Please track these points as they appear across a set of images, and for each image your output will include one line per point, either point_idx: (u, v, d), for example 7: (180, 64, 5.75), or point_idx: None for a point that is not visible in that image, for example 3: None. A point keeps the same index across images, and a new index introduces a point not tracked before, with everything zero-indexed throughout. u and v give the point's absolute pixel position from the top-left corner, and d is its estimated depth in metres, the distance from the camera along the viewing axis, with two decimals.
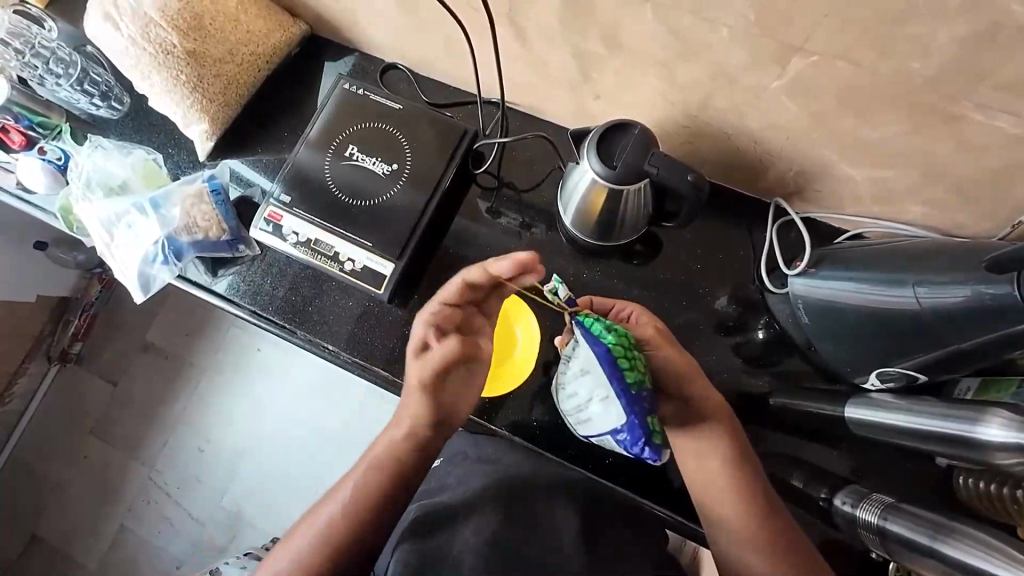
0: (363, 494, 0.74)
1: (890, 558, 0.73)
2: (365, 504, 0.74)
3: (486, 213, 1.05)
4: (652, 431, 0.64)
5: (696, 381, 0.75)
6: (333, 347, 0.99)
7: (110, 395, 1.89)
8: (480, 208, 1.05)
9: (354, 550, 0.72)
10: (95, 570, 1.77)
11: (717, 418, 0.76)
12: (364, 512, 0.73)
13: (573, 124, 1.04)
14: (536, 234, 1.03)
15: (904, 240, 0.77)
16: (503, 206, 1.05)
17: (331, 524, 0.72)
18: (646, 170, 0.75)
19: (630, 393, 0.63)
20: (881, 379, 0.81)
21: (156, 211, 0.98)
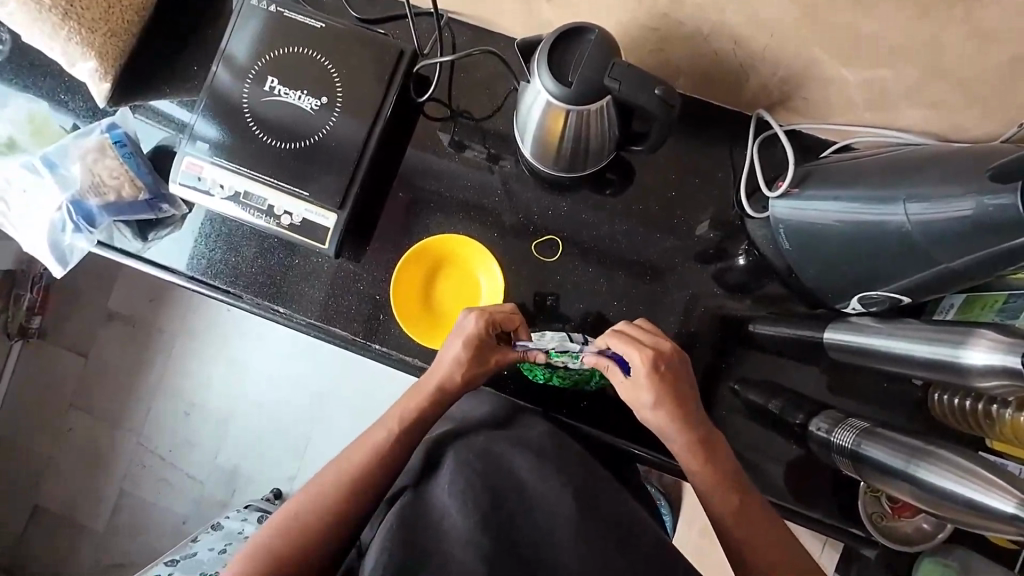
0: (277, 543, 0.67)
1: (863, 481, 0.72)
2: (261, 555, 0.66)
3: (453, 147, 0.93)
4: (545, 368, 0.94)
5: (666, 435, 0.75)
6: (285, 310, 0.91)
7: (82, 368, 1.82)
8: (443, 142, 0.93)
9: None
10: (104, 533, 1.81)
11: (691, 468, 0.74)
12: (256, 564, 0.66)
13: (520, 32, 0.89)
14: (506, 166, 0.92)
15: (900, 149, 0.69)
16: (468, 135, 0.93)
17: (333, 483, 0.71)
18: (605, 86, 0.63)
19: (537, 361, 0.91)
20: (863, 304, 0.77)
21: (53, 171, 0.85)
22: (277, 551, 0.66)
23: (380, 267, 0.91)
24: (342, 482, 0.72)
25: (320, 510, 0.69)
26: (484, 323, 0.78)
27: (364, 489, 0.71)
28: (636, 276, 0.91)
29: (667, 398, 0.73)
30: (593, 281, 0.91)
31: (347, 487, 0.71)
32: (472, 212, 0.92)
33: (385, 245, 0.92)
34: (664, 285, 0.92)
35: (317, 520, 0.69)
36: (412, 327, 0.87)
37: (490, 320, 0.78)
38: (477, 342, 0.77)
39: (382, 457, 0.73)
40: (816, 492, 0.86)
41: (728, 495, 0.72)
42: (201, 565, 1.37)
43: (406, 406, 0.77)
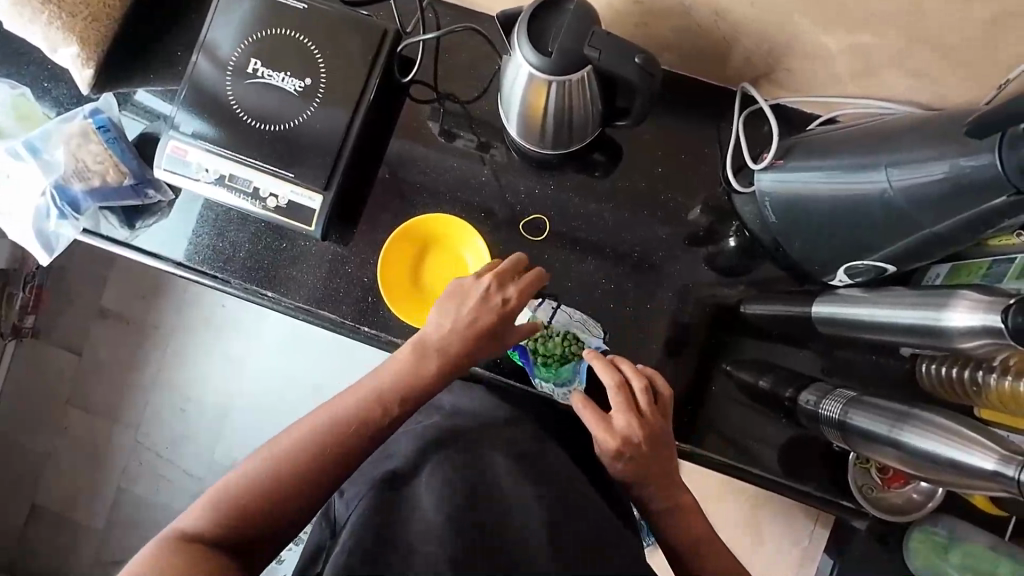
0: (259, 478, 0.63)
1: (851, 450, 0.72)
2: (233, 502, 0.61)
3: (444, 136, 0.93)
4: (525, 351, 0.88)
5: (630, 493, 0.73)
6: (273, 294, 0.91)
7: (77, 366, 1.82)
8: (433, 131, 0.93)
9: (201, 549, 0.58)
10: (102, 530, 1.81)
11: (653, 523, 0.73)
12: (229, 511, 0.61)
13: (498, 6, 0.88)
14: (497, 155, 0.92)
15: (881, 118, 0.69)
16: (457, 125, 0.93)
17: (326, 426, 0.66)
18: (586, 55, 0.62)
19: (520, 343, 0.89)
20: (849, 275, 0.77)
21: (36, 156, 0.84)
22: (249, 503, 0.61)
23: (369, 249, 0.91)
24: (336, 428, 0.67)
25: (303, 457, 0.64)
26: (522, 294, 0.77)
27: (356, 443, 0.67)
28: (623, 255, 0.91)
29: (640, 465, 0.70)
30: (581, 260, 0.91)
31: (338, 434, 0.66)
32: (458, 194, 0.92)
33: (373, 228, 0.91)
34: (652, 264, 0.92)
35: (305, 464, 0.64)
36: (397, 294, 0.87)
37: (527, 290, 0.77)
38: (503, 307, 0.75)
39: (379, 413, 0.68)
40: (808, 466, 0.85)
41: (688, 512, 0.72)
42: None
43: (400, 362, 0.72)
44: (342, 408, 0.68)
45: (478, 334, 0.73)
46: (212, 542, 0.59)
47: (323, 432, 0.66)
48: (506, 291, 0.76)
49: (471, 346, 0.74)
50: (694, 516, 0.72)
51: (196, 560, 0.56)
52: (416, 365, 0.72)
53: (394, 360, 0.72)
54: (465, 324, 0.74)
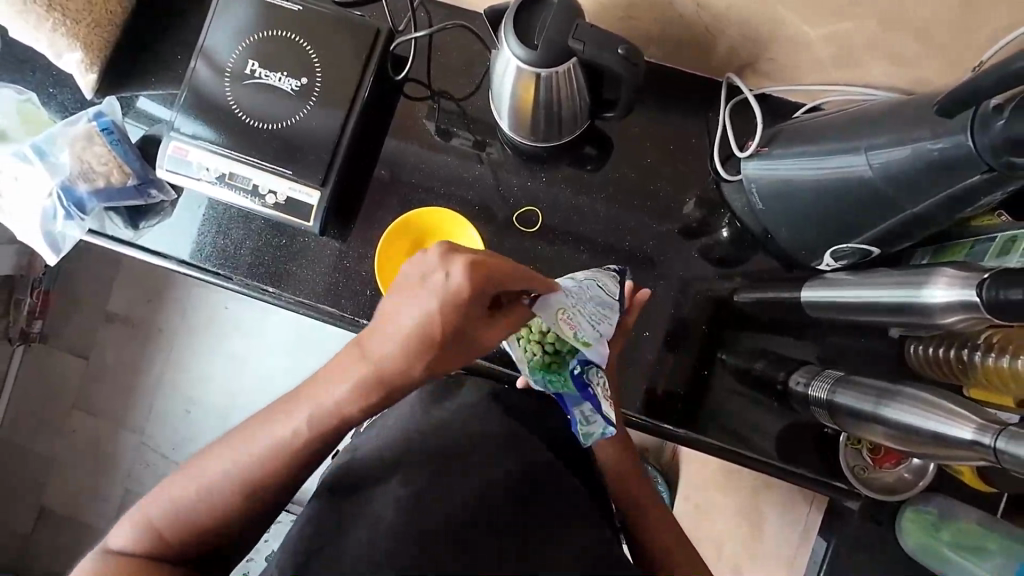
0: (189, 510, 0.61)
1: (840, 430, 0.73)
2: (169, 525, 0.61)
3: (437, 135, 0.95)
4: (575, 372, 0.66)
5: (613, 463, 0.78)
6: (274, 289, 0.93)
7: (84, 370, 1.85)
8: (428, 129, 0.95)
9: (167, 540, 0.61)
10: (110, 532, 1.83)
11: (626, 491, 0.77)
12: (164, 532, 0.61)
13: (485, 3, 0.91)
14: (492, 153, 0.94)
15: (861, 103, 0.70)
16: (450, 122, 0.95)
17: (248, 460, 0.61)
18: (571, 48, 0.64)
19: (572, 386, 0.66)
20: (835, 258, 0.79)
21: (43, 159, 0.86)
22: (181, 525, 0.61)
23: (366, 244, 0.93)
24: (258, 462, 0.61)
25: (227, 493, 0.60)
26: (474, 278, 0.51)
27: (285, 472, 0.62)
28: (615, 245, 0.93)
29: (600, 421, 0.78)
30: (575, 250, 0.93)
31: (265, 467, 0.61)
32: (452, 189, 0.94)
33: (370, 223, 0.94)
34: (644, 254, 0.93)
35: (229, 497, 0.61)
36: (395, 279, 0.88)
37: (480, 278, 0.52)
38: (455, 308, 0.52)
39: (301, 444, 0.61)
40: (800, 449, 0.87)
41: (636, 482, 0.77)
42: None
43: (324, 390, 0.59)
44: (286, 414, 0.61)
45: (423, 346, 0.55)
46: (169, 539, 0.61)
47: (245, 465, 0.61)
48: (450, 276, 0.51)
49: (413, 362, 0.56)
50: (639, 485, 0.76)
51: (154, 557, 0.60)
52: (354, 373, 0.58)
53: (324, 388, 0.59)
54: (413, 340, 0.55)
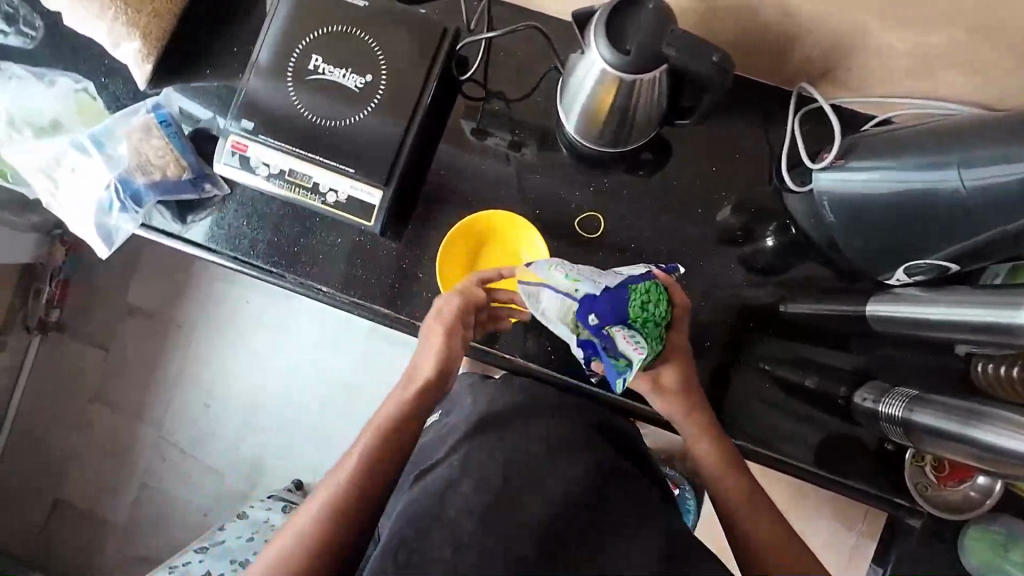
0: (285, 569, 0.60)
1: (914, 447, 0.73)
2: None
3: (474, 135, 0.94)
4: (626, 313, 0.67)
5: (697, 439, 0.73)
6: (328, 288, 0.91)
7: (103, 361, 1.83)
8: (465, 130, 0.94)
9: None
10: (126, 525, 1.82)
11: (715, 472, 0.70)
12: None
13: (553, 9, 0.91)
14: (526, 155, 0.93)
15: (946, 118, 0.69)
16: (492, 123, 0.94)
17: (335, 492, 0.65)
18: (663, 53, 0.62)
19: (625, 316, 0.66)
20: (909, 273, 0.78)
21: (101, 150, 0.85)
22: None
23: (422, 246, 0.92)
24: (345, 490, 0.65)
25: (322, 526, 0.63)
26: (473, 283, 0.78)
27: (369, 487, 0.66)
28: (675, 254, 0.92)
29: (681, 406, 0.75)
30: (632, 257, 0.92)
31: (353, 487, 0.65)
32: (511, 192, 0.93)
33: (426, 225, 0.92)
34: (703, 263, 0.92)
35: (325, 535, 0.62)
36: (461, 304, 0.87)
37: (478, 281, 0.78)
38: (463, 310, 0.77)
39: (382, 454, 0.68)
40: (857, 463, 0.86)
41: (718, 464, 0.71)
42: (231, 552, 1.41)
43: (393, 401, 0.72)
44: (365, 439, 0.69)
45: (452, 347, 0.75)
46: None
47: (335, 497, 0.64)
48: (462, 289, 0.78)
49: (449, 357, 0.75)
50: (735, 480, 0.69)
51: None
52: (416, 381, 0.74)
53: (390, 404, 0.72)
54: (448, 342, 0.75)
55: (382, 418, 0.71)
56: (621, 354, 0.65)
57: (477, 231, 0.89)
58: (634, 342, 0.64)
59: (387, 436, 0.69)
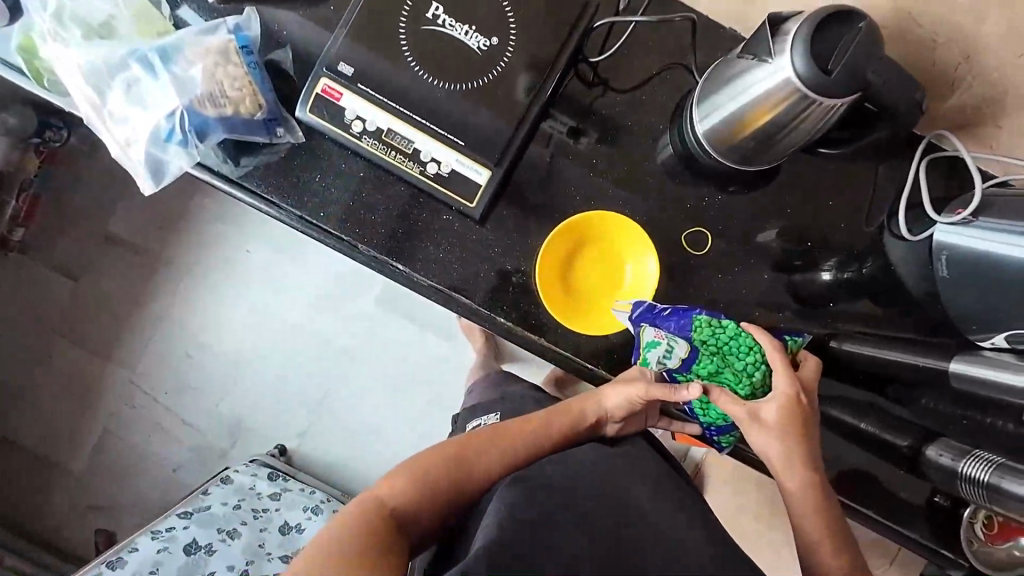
0: (407, 486, 0.66)
1: (1002, 512, 0.76)
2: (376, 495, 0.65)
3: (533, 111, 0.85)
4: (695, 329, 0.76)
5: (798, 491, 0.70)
6: (406, 268, 0.83)
7: (72, 293, 1.50)
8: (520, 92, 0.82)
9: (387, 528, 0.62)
10: (67, 508, 1.48)
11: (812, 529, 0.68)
12: (371, 502, 0.64)
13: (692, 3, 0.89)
14: (582, 144, 0.86)
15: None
16: (557, 103, 0.86)
17: (468, 454, 0.70)
18: (868, 79, 0.60)
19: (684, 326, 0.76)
20: (1009, 340, 0.71)
21: (167, 69, 0.74)
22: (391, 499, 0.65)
23: (518, 236, 0.84)
24: (472, 462, 0.70)
25: (446, 468, 0.69)
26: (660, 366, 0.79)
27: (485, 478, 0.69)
28: (773, 283, 0.90)
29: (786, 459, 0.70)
30: (727, 279, 0.89)
31: (484, 467, 0.69)
32: (619, 192, 0.87)
33: (526, 213, 0.85)
34: (798, 296, 0.90)
35: (443, 477, 0.68)
36: (565, 318, 0.83)
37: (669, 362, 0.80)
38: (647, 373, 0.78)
39: (513, 457, 0.71)
40: (908, 512, 0.90)
41: (814, 518, 0.69)
42: (216, 521, 1.15)
43: (548, 416, 0.76)
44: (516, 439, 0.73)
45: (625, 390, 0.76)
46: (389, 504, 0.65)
47: (471, 457, 0.70)
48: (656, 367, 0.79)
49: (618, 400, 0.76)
50: (837, 539, 0.68)
51: (360, 553, 0.58)
52: (583, 408, 0.77)
53: (544, 418, 0.76)
54: (633, 398, 0.76)
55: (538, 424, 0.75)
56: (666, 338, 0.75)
57: (590, 223, 0.84)
58: (659, 331, 0.76)
59: (529, 444, 0.73)
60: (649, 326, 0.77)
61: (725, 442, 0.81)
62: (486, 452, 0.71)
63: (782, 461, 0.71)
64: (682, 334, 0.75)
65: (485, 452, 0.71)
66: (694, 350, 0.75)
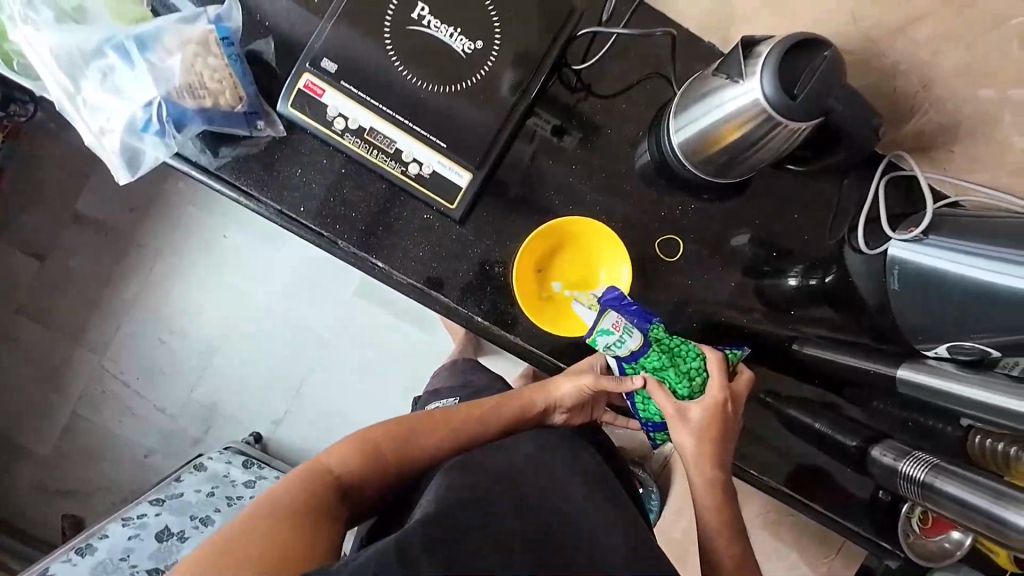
0: (352, 457, 0.69)
1: (929, 507, 0.82)
2: (319, 466, 0.67)
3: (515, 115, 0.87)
4: (653, 325, 0.78)
5: (704, 491, 0.75)
6: (385, 265, 0.84)
7: (38, 273, 1.46)
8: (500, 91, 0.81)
9: (327, 493, 0.65)
10: (30, 488, 1.46)
11: (711, 528, 0.73)
12: (312, 472, 0.66)
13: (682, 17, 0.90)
14: (562, 149, 0.88)
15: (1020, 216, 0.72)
16: (541, 107, 0.88)
17: (417, 431, 0.73)
18: (828, 105, 0.64)
19: (643, 319, 0.78)
20: (951, 351, 0.77)
21: (143, 57, 0.73)
22: (336, 470, 0.67)
23: (497, 237, 0.86)
24: (421, 438, 0.73)
25: (393, 441, 0.71)
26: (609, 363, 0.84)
27: (431, 456, 0.72)
28: (740, 291, 0.94)
29: (702, 457, 0.75)
30: (696, 285, 0.93)
31: (429, 446, 0.72)
32: (596, 198, 0.89)
33: (505, 215, 0.87)
34: (763, 303, 0.95)
35: (388, 450, 0.70)
36: (544, 323, 0.86)
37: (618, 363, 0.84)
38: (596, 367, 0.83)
39: (460, 437, 0.74)
40: (853, 507, 0.97)
41: (717, 519, 0.73)
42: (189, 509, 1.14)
43: (499, 400, 0.80)
44: (465, 420, 0.76)
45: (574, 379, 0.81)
46: (330, 472, 0.67)
47: (417, 436, 0.73)
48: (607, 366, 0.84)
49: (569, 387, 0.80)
50: (735, 541, 0.72)
51: (297, 514, 0.60)
52: (534, 396, 0.81)
53: (494, 400, 0.80)
54: (580, 388, 0.80)
55: (487, 407, 0.79)
56: (625, 328, 0.76)
57: (571, 228, 0.87)
58: (618, 320, 0.76)
59: (476, 425, 0.76)
60: (612, 311, 0.77)
61: (660, 438, 0.83)
62: (434, 430, 0.74)
63: (695, 458, 0.75)
64: (638, 327, 0.77)
65: (436, 429, 0.74)
66: (646, 345, 0.77)
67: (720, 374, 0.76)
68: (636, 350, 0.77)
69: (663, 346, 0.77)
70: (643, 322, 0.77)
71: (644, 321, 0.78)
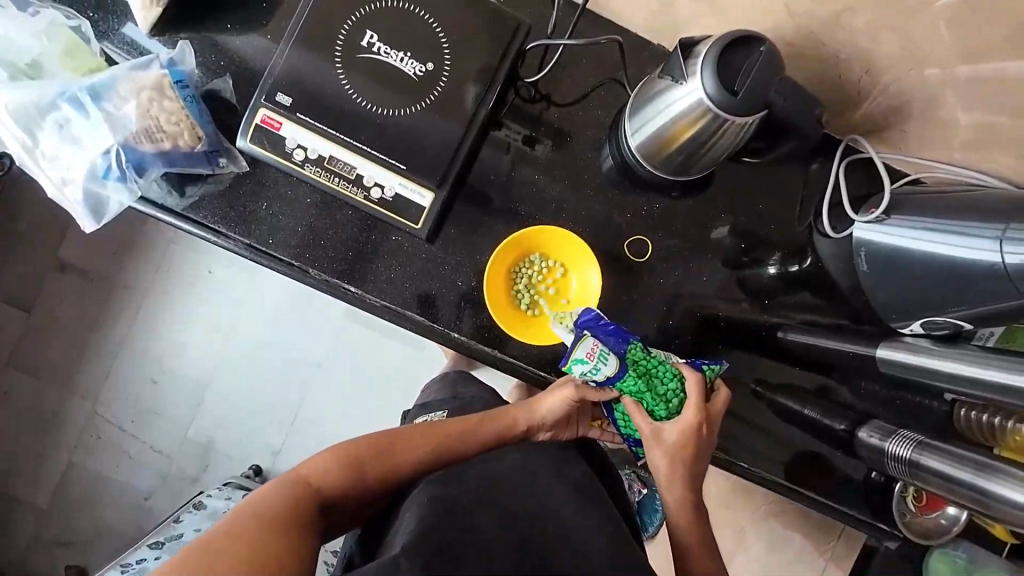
0: (334, 469, 0.69)
1: (916, 485, 0.82)
2: (301, 477, 0.67)
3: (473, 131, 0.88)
4: (629, 349, 0.76)
5: (679, 509, 0.75)
6: (358, 290, 0.85)
7: (23, 324, 1.46)
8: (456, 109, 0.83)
9: (309, 502, 0.65)
10: (29, 542, 1.44)
11: (687, 547, 0.73)
12: (294, 483, 0.66)
13: (627, 21, 0.92)
14: (523, 161, 0.89)
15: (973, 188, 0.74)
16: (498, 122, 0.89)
17: (400, 446, 0.73)
18: (769, 98, 0.66)
19: (619, 343, 0.76)
20: (926, 327, 0.78)
21: (97, 105, 0.75)
22: (318, 481, 0.67)
23: (467, 252, 0.87)
24: (404, 455, 0.73)
25: (376, 455, 0.71)
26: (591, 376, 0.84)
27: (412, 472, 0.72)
28: (714, 284, 0.95)
29: (675, 475, 0.75)
30: (669, 283, 0.93)
31: (410, 464, 0.72)
32: (562, 204, 0.90)
33: (473, 229, 0.88)
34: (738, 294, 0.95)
35: (370, 465, 0.71)
36: (511, 329, 0.86)
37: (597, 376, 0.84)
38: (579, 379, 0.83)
39: (441, 453, 0.74)
40: (847, 491, 0.97)
41: (693, 536, 0.74)
42: None
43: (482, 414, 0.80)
44: (447, 436, 0.76)
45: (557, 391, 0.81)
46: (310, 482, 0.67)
47: (400, 452, 0.73)
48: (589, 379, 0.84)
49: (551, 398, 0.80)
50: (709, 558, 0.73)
51: (275, 526, 0.60)
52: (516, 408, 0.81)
53: (477, 415, 0.80)
54: (564, 401, 0.80)
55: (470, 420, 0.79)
56: (600, 354, 0.74)
57: (547, 239, 0.88)
58: (591, 348, 0.74)
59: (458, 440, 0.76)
60: (588, 336, 0.75)
61: (640, 452, 0.85)
62: (416, 447, 0.74)
63: (669, 478, 0.76)
64: (614, 353, 0.75)
65: (418, 446, 0.74)
66: (622, 370, 0.75)
67: (699, 397, 0.75)
68: (613, 375, 0.75)
69: (640, 371, 0.75)
70: (619, 347, 0.75)
71: (620, 345, 0.76)
